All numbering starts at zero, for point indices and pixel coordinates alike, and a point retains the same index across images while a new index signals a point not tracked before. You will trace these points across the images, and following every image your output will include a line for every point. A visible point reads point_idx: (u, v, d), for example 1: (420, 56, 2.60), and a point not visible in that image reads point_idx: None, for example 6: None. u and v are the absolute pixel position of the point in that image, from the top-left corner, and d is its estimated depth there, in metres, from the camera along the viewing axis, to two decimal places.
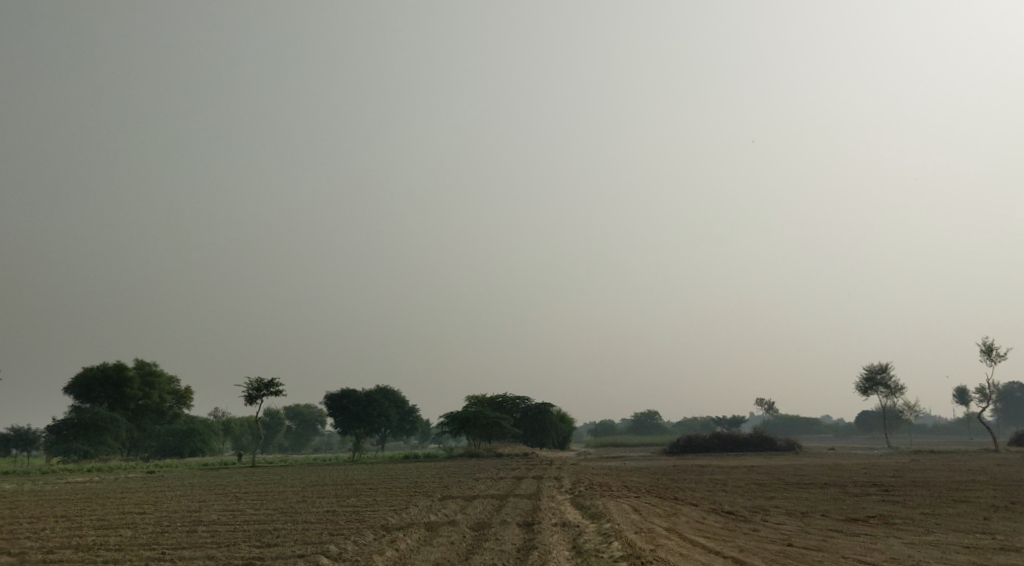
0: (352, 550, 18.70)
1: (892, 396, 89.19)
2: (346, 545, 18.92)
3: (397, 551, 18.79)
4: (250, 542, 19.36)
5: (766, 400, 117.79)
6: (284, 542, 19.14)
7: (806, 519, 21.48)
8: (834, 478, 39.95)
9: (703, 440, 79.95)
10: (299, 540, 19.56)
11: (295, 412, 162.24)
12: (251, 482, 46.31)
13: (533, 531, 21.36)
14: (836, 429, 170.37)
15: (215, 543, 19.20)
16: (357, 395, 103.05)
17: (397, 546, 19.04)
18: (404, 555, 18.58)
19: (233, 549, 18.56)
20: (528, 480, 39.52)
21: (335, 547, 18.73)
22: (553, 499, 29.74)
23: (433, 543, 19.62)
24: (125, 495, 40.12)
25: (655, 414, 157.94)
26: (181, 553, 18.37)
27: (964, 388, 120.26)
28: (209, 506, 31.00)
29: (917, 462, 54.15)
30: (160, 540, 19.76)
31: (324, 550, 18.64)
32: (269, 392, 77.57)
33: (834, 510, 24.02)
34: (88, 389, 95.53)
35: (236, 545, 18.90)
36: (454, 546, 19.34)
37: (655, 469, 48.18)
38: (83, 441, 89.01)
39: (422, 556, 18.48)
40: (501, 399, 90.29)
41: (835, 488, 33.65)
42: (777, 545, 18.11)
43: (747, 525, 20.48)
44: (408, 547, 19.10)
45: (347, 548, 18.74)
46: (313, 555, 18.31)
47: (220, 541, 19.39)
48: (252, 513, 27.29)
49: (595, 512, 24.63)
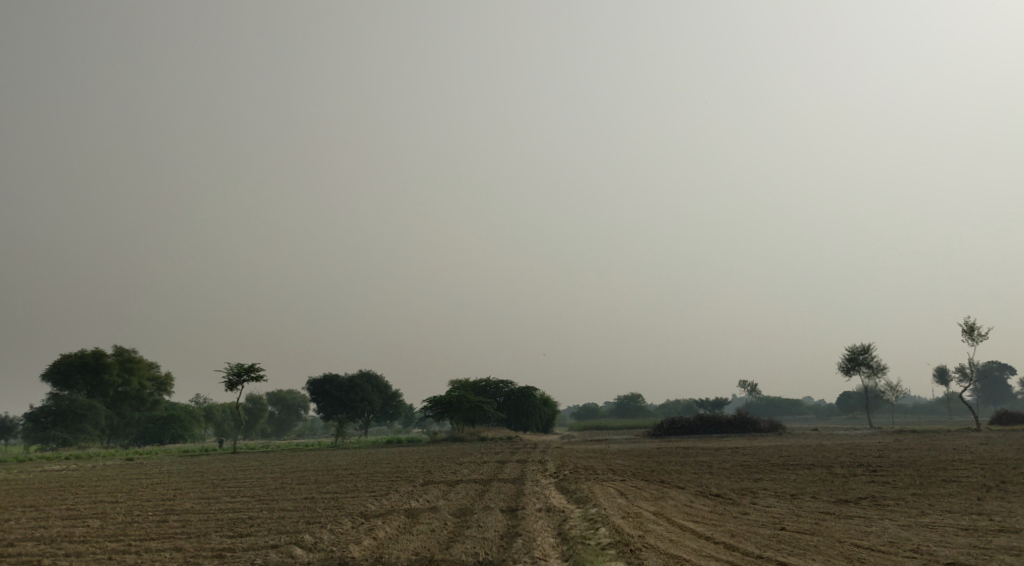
0: (327, 539, 18.01)
1: (875, 376, 89.14)
2: (320, 534, 18.23)
3: (374, 540, 18.11)
4: (221, 532, 18.64)
5: (749, 382, 117.83)
6: (257, 532, 18.42)
7: (795, 502, 20.91)
8: (820, 459, 39.56)
9: (687, 422, 79.76)
10: (272, 529, 18.85)
11: (278, 397, 161.32)
12: (230, 469, 45.55)
13: (516, 517, 20.72)
14: (818, 409, 170.87)
15: (185, 533, 18.47)
16: (339, 380, 102.31)
17: (374, 535, 18.36)
18: (381, 543, 17.93)
19: (202, 541, 17.84)
20: (512, 464, 38.92)
21: (309, 537, 18.04)
22: (537, 484, 29.12)
23: (412, 531, 18.95)
24: (101, 483, 39.30)
25: (638, 397, 158.02)
26: (148, 545, 17.61)
27: (945, 368, 120.59)
28: (184, 494, 30.26)
29: (901, 441, 53.94)
30: (127, 531, 19.00)
31: (298, 539, 17.95)
32: (250, 377, 76.68)
33: (823, 492, 23.51)
34: (66, 376, 94.35)
35: (206, 536, 18.18)
36: (434, 534, 18.68)
37: (639, 452, 47.73)
38: (62, 429, 87.90)
39: (401, 545, 17.82)
40: (484, 383, 89.76)
41: (822, 468, 33.25)
42: (770, 529, 17.55)
43: (737, 509, 19.91)
44: (386, 536, 18.44)
45: (323, 537, 18.07)
46: (286, 544, 17.63)
47: (190, 531, 18.65)
48: (227, 500, 26.59)
49: (581, 497, 24.03)
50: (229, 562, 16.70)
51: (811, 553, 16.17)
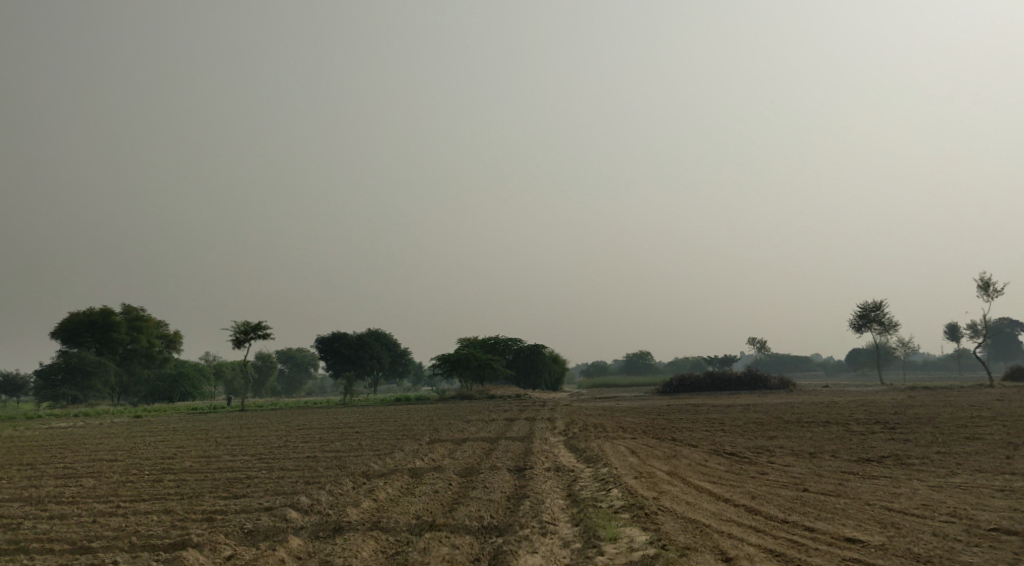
0: (325, 501, 17.24)
1: (886, 333, 88.17)
2: (317, 496, 17.45)
3: (374, 501, 17.35)
4: (216, 493, 17.90)
5: (758, 339, 117.20)
6: (253, 493, 17.68)
7: (815, 461, 20.07)
8: (834, 416, 38.72)
9: (697, 380, 79.11)
10: (268, 490, 18.07)
11: (287, 355, 161.33)
12: (235, 426, 44.99)
13: (524, 477, 19.91)
14: (827, 366, 170.31)
15: (178, 495, 17.71)
16: (348, 338, 101.83)
17: (375, 497, 17.59)
18: (381, 506, 17.16)
19: (194, 503, 17.08)
20: (520, 422, 38.16)
21: (306, 498, 17.27)
22: (547, 442, 28.30)
23: (415, 493, 18.15)
24: (104, 441, 38.75)
25: (647, 354, 157.67)
26: (136, 508, 16.84)
27: (955, 325, 119.61)
28: (185, 452, 29.64)
29: (915, 398, 53.07)
30: (119, 491, 18.27)
31: (294, 502, 17.16)
32: (257, 335, 76.08)
33: (842, 450, 22.66)
34: (76, 334, 94.02)
35: (199, 497, 17.44)
36: (437, 496, 17.89)
37: (649, 409, 46.95)
38: (72, 387, 87.68)
39: (401, 508, 17.01)
40: (493, 340, 89.15)
41: (838, 426, 32.48)
42: (791, 490, 16.70)
43: (754, 468, 19.05)
44: (387, 497, 17.67)
45: (321, 499, 17.32)
46: (282, 506, 16.90)
47: (182, 492, 17.89)
48: (228, 459, 25.89)
49: (591, 456, 23.19)
50: (219, 526, 15.94)
51: (839, 518, 15.30)
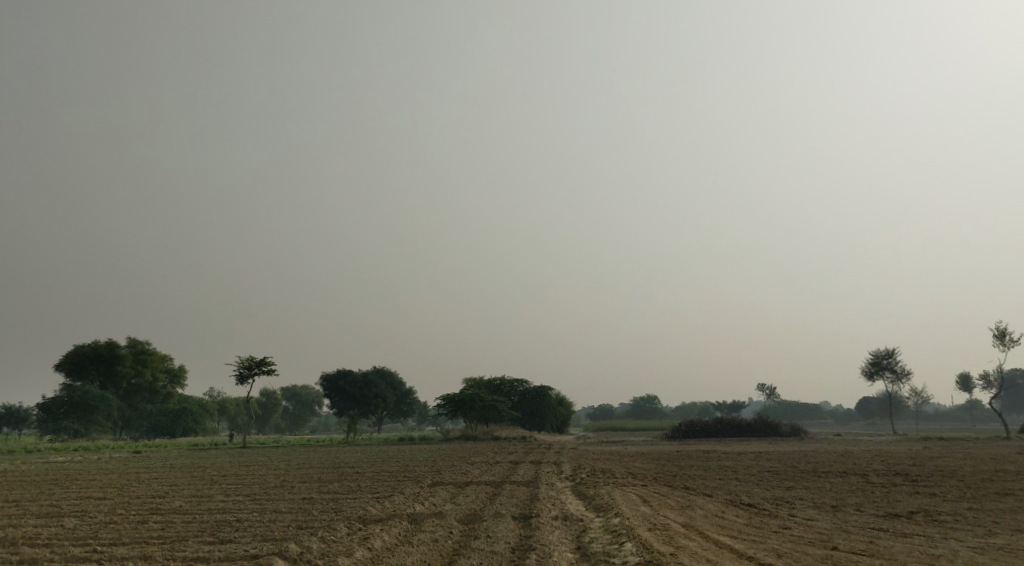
0: (316, 549, 16.13)
1: (899, 382, 86.70)
2: (308, 543, 16.34)
3: (369, 551, 16.25)
4: (201, 537, 16.80)
5: (767, 385, 115.73)
6: (240, 539, 16.59)
7: (839, 515, 18.88)
8: (851, 467, 37.41)
9: (706, 425, 77.64)
10: (255, 534, 16.99)
11: (292, 392, 160.18)
12: (232, 464, 43.78)
13: (530, 526, 18.75)
14: (837, 414, 168.12)
15: (161, 538, 16.65)
16: (353, 376, 100.62)
17: (370, 545, 16.48)
18: (376, 556, 16.04)
19: (177, 548, 16.00)
20: (525, 465, 36.91)
21: (295, 546, 16.18)
22: (554, 488, 27.10)
23: (413, 541, 17.01)
24: (96, 477, 37.55)
25: (654, 399, 156.14)
26: (113, 553, 15.74)
27: (968, 375, 118.09)
28: (177, 491, 28.52)
29: (932, 449, 51.68)
30: (98, 533, 17.21)
31: (283, 549, 16.07)
32: (261, 371, 75.02)
33: (867, 504, 21.47)
34: (79, 366, 93.07)
35: (182, 542, 16.35)
36: (436, 546, 16.71)
37: (658, 455, 45.73)
38: (74, 420, 86.52)
39: (397, 560, 15.87)
40: (499, 381, 87.92)
41: (857, 477, 31.22)
42: (818, 548, 15.56)
43: (775, 522, 17.87)
44: (383, 546, 16.54)
45: (311, 547, 16.21)
46: (270, 554, 15.83)
47: (166, 535, 16.80)
48: (220, 500, 24.75)
49: (601, 504, 22.01)
50: None
51: None
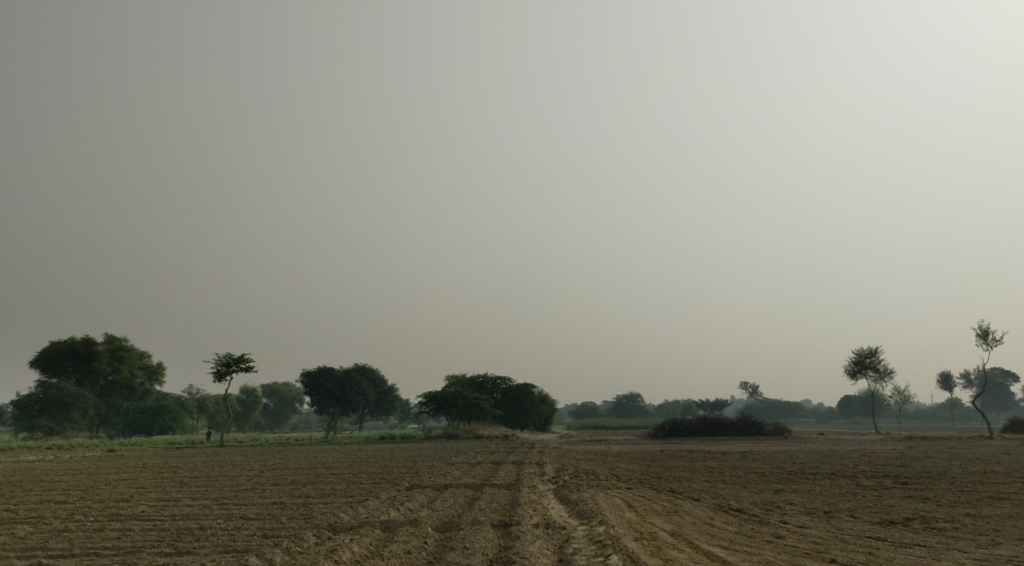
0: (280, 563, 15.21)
1: (881, 381, 86.28)
2: (270, 556, 15.42)
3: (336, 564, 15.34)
4: (158, 548, 15.84)
5: (749, 384, 115.40)
6: (200, 552, 15.65)
7: (835, 522, 18.06)
8: (839, 468, 36.66)
9: (689, 424, 76.96)
10: (216, 545, 16.04)
11: (272, 390, 158.69)
12: (206, 464, 42.59)
13: (509, 536, 17.82)
14: (818, 413, 168.10)
15: (115, 549, 15.68)
16: (334, 373, 99.35)
17: (337, 558, 15.57)
18: None
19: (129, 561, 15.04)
20: (506, 466, 35.95)
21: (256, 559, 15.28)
22: (535, 491, 26.18)
23: (383, 554, 16.06)
24: (62, 478, 36.40)
25: (637, 398, 155.80)
26: None
27: (948, 374, 118.24)
28: (143, 494, 27.48)
29: (917, 448, 51.18)
30: (48, 543, 16.22)
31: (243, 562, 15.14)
32: (239, 368, 73.75)
33: (860, 509, 20.67)
34: (55, 363, 91.48)
35: (137, 555, 15.40)
36: (408, 559, 15.78)
37: (641, 455, 44.94)
38: (49, 418, 84.95)
39: None
40: (481, 379, 87.10)
41: (846, 479, 30.51)
42: (814, 561, 14.69)
43: (767, 530, 17.02)
44: (351, 559, 15.63)
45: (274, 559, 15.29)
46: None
47: (120, 547, 15.83)
48: (185, 504, 23.70)
49: (584, 510, 21.05)
50: None
51: None
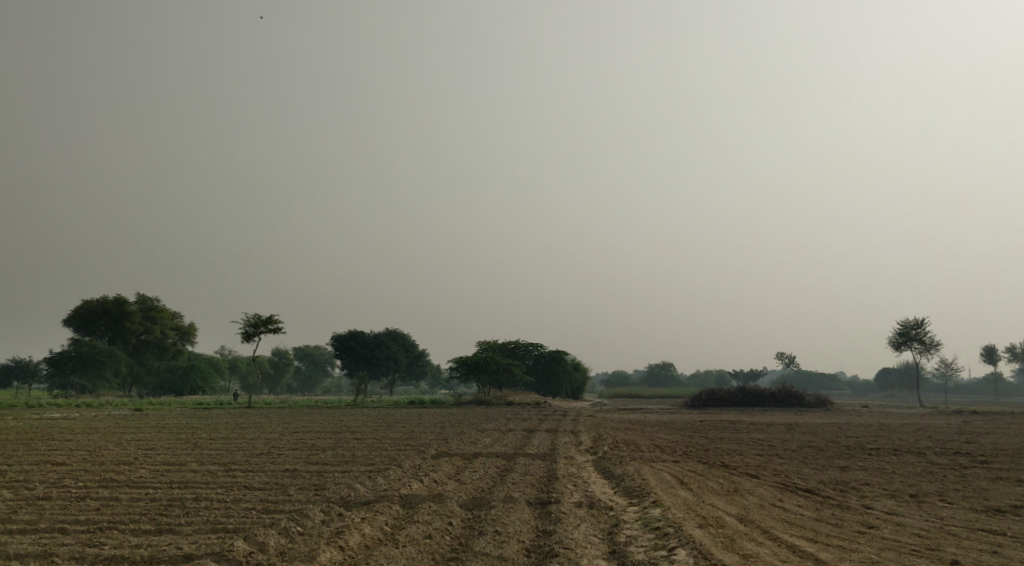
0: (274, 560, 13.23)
1: (928, 353, 82.89)
2: (264, 546, 13.58)
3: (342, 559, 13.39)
4: (137, 541, 13.72)
5: (787, 355, 112.43)
6: (185, 544, 13.59)
7: (931, 508, 15.65)
8: (899, 443, 33.97)
9: (728, 394, 74.31)
10: (205, 534, 14.01)
11: (305, 352, 157.81)
12: (226, 426, 40.67)
13: (548, 516, 15.50)
14: (855, 385, 164.49)
15: (93, 542, 13.63)
16: (365, 336, 97.35)
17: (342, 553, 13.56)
18: None
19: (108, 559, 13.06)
20: (541, 434, 33.52)
21: (242, 544, 13.57)
22: (573, 463, 23.78)
23: (396, 545, 14.00)
24: (73, 437, 34.58)
25: (670, 366, 153.28)
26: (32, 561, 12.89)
27: (993, 348, 114.52)
28: (151, 456, 25.56)
29: (973, 424, 48.26)
30: (14, 527, 14.17)
31: (239, 555, 13.25)
32: (268, 329, 71.95)
33: (953, 493, 18.03)
34: (88, 322, 90.38)
35: (111, 549, 13.35)
36: (423, 554, 13.70)
37: (680, 425, 42.35)
38: (81, 376, 83.69)
39: None
40: (514, 345, 84.72)
41: (918, 455, 27.83)
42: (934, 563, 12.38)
43: (855, 516, 14.61)
44: (360, 553, 13.61)
45: (266, 546, 13.59)
46: (209, 557, 13.22)
47: (100, 536, 13.82)
48: (190, 469, 21.63)
49: (631, 486, 18.70)
50: None
51: None
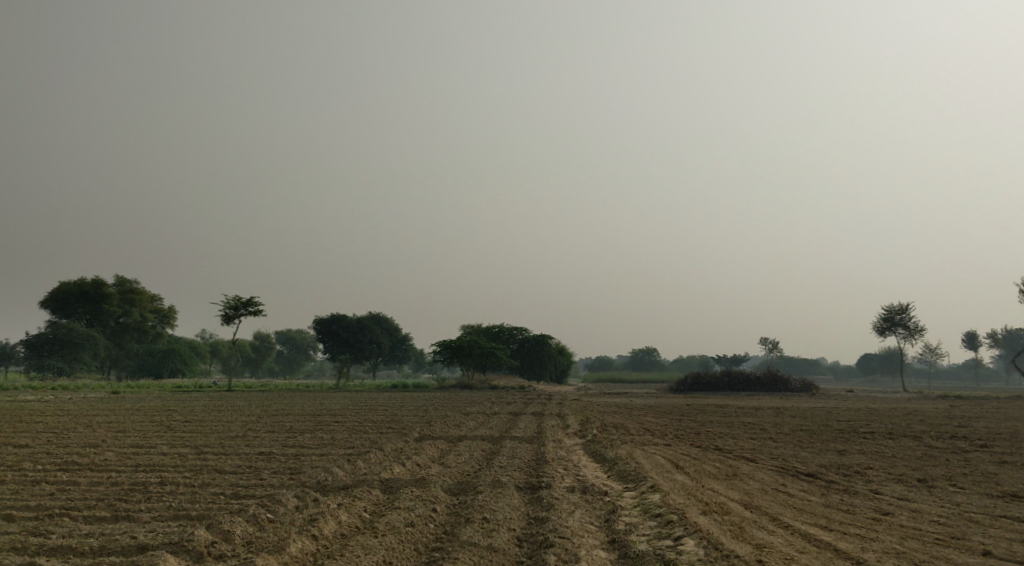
0: (246, 552, 12.22)
1: (912, 339, 82.50)
2: (233, 535, 12.58)
3: (319, 550, 12.41)
4: (91, 530, 12.66)
5: (770, 340, 112.00)
6: (147, 533, 12.58)
7: (945, 493, 14.84)
8: (893, 426, 33.20)
9: (713, 378, 73.58)
10: (168, 520, 12.99)
11: (287, 336, 156.38)
12: (203, 409, 39.45)
13: (540, 501, 14.60)
14: (837, 371, 164.52)
15: (46, 531, 12.56)
16: (347, 320, 96.17)
17: (317, 544, 12.56)
18: (326, 557, 12.21)
19: (62, 551, 12.02)
20: (527, 417, 32.56)
21: (206, 533, 12.53)
22: (563, 448, 22.84)
23: (375, 533, 13.06)
24: (41, 420, 33.31)
25: (653, 351, 152.82)
26: None
27: (975, 334, 114.52)
28: (122, 439, 24.44)
29: (963, 408, 47.66)
30: None
31: (206, 546, 12.25)
32: (248, 312, 70.64)
33: (962, 478, 17.21)
34: (65, 304, 88.57)
35: (65, 539, 12.32)
36: (406, 543, 12.75)
37: (668, 409, 41.49)
38: (59, 359, 82.03)
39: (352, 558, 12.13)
40: (498, 329, 83.62)
41: (917, 439, 27.10)
42: (961, 553, 11.56)
43: (867, 501, 13.77)
44: (337, 545, 12.65)
45: (231, 534, 12.59)
46: (167, 547, 12.19)
47: (52, 525, 12.73)
48: (160, 453, 20.51)
49: (625, 470, 17.80)
50: None
51: None
